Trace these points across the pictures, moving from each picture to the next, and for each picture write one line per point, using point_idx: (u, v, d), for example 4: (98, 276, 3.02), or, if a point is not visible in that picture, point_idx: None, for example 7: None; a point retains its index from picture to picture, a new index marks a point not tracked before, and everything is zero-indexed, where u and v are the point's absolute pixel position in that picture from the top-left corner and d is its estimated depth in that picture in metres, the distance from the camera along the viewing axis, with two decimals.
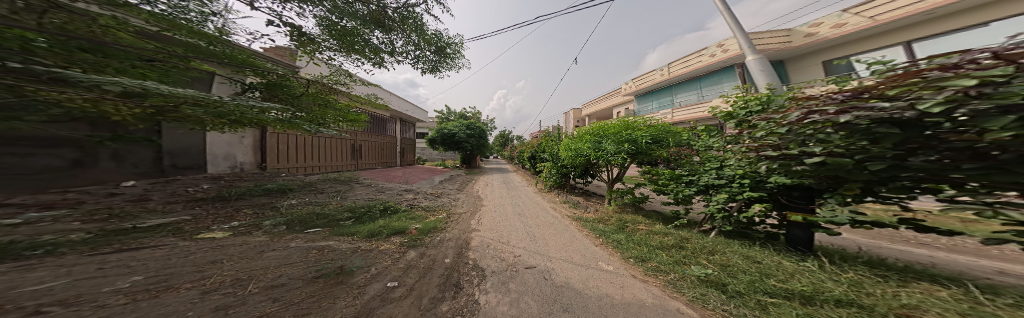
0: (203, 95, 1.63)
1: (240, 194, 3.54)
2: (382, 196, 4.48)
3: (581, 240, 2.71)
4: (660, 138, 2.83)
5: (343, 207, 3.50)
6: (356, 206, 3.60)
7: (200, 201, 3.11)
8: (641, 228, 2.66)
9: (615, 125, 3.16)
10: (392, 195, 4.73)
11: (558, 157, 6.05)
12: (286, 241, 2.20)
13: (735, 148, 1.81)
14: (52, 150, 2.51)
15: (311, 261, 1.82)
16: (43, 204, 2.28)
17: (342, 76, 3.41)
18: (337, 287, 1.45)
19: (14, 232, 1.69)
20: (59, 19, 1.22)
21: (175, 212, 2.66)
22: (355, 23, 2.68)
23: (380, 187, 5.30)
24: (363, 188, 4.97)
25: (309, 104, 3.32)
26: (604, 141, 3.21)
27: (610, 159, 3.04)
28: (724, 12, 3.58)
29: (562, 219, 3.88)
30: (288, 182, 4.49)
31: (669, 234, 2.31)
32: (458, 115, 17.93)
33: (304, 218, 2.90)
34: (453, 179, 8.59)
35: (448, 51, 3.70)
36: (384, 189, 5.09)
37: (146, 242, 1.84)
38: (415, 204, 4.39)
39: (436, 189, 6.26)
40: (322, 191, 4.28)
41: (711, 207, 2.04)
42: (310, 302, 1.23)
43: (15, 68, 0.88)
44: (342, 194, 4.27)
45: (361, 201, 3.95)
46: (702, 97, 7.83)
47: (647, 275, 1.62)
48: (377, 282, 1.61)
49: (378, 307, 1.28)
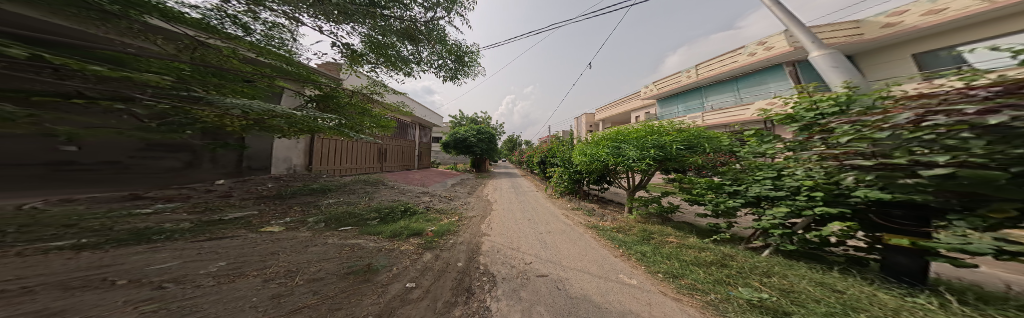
0: (280, 109, 1.88)
1: (292, 192, 3.98)
2: (403, 198, 4.73)
3: (597, 250, 2.56)
4: (692, 143, 2.63)
5: (370, 207, 3.75)
6: (381, 207, 3.83)
7: (266, 198, 3.57)
8: (670, 241, 2.45)
9: (637, 130, 3.01)
10: (412, 197, 4.97)
11: (571, 162, 5.91)
12: (326, 238, 2.40)
13: (805, 155, 1.58)
14: (174, 153, 3.28)
15: (343, 257, 1.95)
16: (165, 197, 2.80)
17: (377, 86, 3.76)
18: (364, 284, 1.53)
19: (145, 221, 2.12)
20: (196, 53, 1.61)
21: (246, 207, 3.07)
22: (389, 38, 2.96)
23: (402, 189, 5.61)
24: (387, 190, 5.29)
25: (352, 113, 3.69)
26: (623, 146, 3.05)
27: (632, 165, 2.87)
28: (775, 5, 3.24)
29: (575, 226, 3.73)
30: (328, 183, 4.95)
31: (707, 249, 2.09)
32: (471, 120, 18.48)
33: (339, 216, 3.15)
34: (465, 183, 8.79)
35: (467, 59, 3.91)
36: (405, 191, 5.37)
37: (214, 232, 2.12)
38: (431, 206, 4.55)
39: (449, 192, 6.45)
40: (354, 192, 4.63)
41: (766, 222, 1.79)
42: (346, 297, 1.32)
43: (183, 95, 1.14)
44: (368, 194, 4.59)
45: (386, 202, 4.21)
46: (739, 100, 7.22)
47: (680, 293, 1.47)
48: (397, 282, 1.67)
49: (397, 308, 1.32)
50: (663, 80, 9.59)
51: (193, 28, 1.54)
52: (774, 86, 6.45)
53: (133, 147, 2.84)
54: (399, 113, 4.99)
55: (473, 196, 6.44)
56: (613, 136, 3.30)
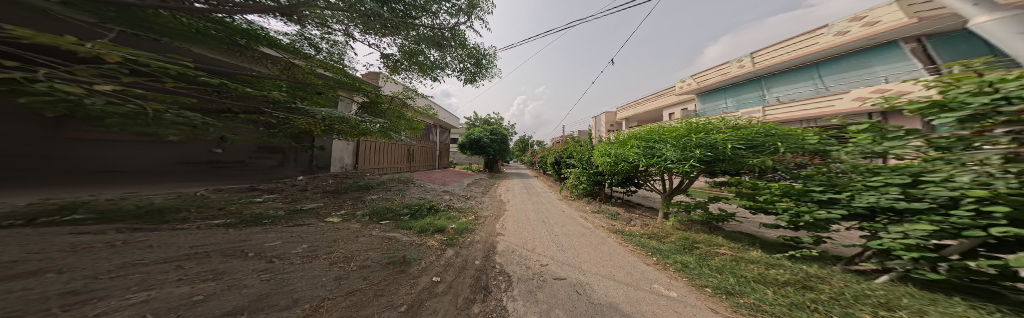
0: (336, 111, 2.59)
1: (346, 188, 4.50)
2: (429, 196, 5.01)
3: (626, 257, 2.38)
4: (755, 143, 2.28)
5: (403, 203, 4.06)
6: (411, 203, 4.12)
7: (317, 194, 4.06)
8: (721, 252, 2.17)
9: (676, 128, 2.72)
10: (436, 195, 5.24)
11: (592, 163, 5.62)
12: (370, 230, 2.66)
13: (983, 153, 1.12)
14: (271, 155, 4.45)
15: (379, 249, 2.12)
16: (270, 189, 3.99)
17: (410, 90, 3.91)
18: (400, 275, 1.64)
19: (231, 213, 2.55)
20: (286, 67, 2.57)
21: (306, 202, 3.53)
22: (417, 46, 3.12)
23: (428, 187, 5.95)
24: (416, 187, 5.66)
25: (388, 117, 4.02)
26: (659, 146, 2.79)
27: (670, 167, 2.61)
28: None
29: (597, 230, 3.54)
30: (369, 180, 5.46)
31: (775, 267, 1.78)
32: (485, 121, 18.80)
33: (379, 210, 3.47)
34: (482, 183, 8.97)
35: (485, 62, 3.96)
36: (430, 189, 5.69)
37: (279, 224, 2.47)
38: (451, 204, 4.74)
39: (466, 191, 6.65)
40: (390, 189, 5.05)
41: (892, 241, 1.39)
42: (382, 287, 1.43)
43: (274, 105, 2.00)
44: (399, 192, 4.94)
45: (414, 199, 4.50)
46: (823, 91, 6.12)
47: (737, 313, 1.28)
48: (425, 275, 1.75)
49: (427, 299, 1.41)
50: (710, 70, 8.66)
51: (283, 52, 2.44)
52: (882, 70, 5.24)
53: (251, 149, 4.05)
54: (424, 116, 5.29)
55: (490, 196, 6.53)
56: (644, 136, 3.05)
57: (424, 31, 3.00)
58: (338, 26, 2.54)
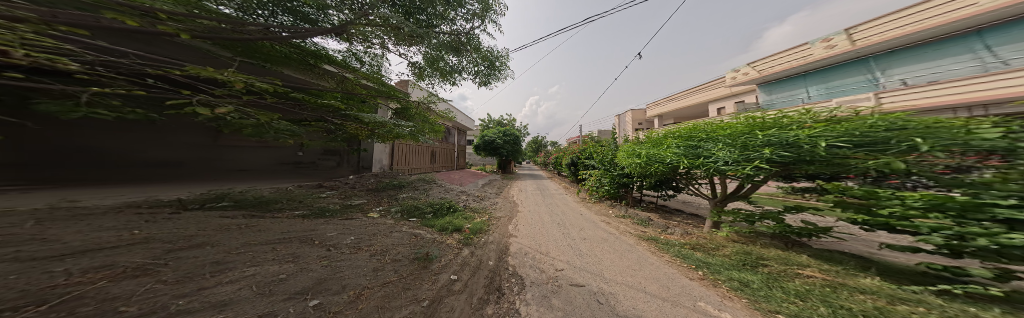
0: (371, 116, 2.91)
1: (381, 188, 4.93)
2: (449, 196, 5.22)
3: (661, 269, 2.12)
4: (868, 141, 1.56)
5: (427, 202, 4.29)
6: (434, 202, 4.33)
7: (358, 192, 4.52)
8: (808, 274, 1.75)
9: (733, 125, 2.29)
10: (454, 195, 5.44)
11: (616, 164, 5.26)
12: (400, 226, 2.85)
13: None
14: (334, 157, 5.48)
15: (404, 245, 2.24)
16: (331, 186, 4.72)
17: (433, 95, 4.16)
18: (422, 271, 1.72)
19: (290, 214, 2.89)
20: (343, 82, 3.35)
21: (352, 201, 3.94)
22: (437, 53, 3.29)
23: (447, 187, 6.20)
24: (438, 187, 5.94)
25: (417, 121, 4.35)
26: (710, 144, 2.41)
27: (726, 169, 2.23)
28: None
29: (623, 236, 3.30)
30: (401, 180, 5.89)
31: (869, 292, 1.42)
32: (498, 123, 18.86)
33: (409, 207, 3.70)
34: (499, 184, 9.05)
35: (499, 64, 4.02)
36: (450, 189, 5.92)
37: (335, 217, 3.00)
38: (467, 205, 4.87)
39: (481, 191, 6.80)
40: (417, 188, 5.37)
41: None
42: (407, 283, 1.53)
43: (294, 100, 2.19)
44: (424, 191, 5.23)
45: (437, 198, 4.73)
46: (993, 66, 4.50)
47: None
48: (444, 272, 1.80)
49: (446, 297, 1.46)
50: (780, 57, 7.36)
51: (341, 68, 3.19)
52: None
53: (320, 152, 5.23)
54: (444, 119, 5.53)
55: (507, 197, 6.52)
56: (687, 134, 2.72)
57: (443, 38, 3.16)
58: (370, 41, 2.79)
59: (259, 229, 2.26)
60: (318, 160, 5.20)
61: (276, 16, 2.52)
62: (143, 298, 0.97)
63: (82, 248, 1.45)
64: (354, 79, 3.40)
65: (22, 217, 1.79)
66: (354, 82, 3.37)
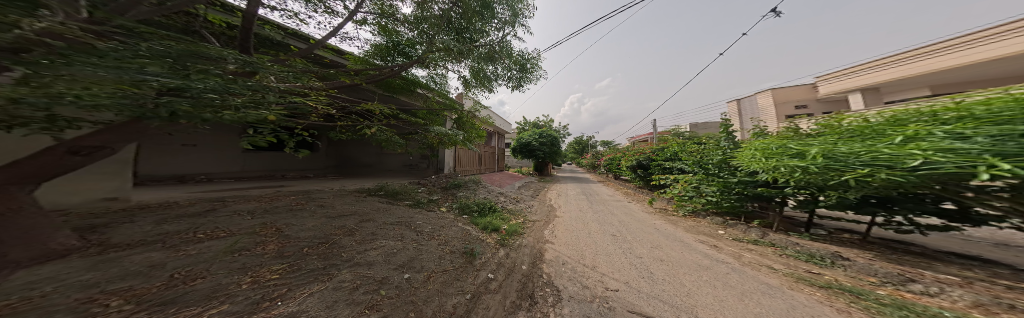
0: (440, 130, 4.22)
1: (451, 185, 6.29)
2: (489, 196, 6.20)
3: (804, 305, 1.52)
4: None
5: (467, 202, 5.40)
6: (470, 203, 5.44)
7: (433, 187, 6.04)
8: None
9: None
10: (491, 195, 6.37)
11: (730, 168, 3.53)
12: (449, 229, 3.84)
13: None
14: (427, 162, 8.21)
15: (457, 240, 3.34)
16: (426, 183, 6.35)
17: (478, 104, 5.08)
18: (466, 272, 2.43)
19: (396, 208, 4.24)
20: (434, 99, 4.94)
21: (435, 198, 5.35)
22: (477, 64, 4.21)
23: (489, 186, 7.19)
24: (483, 186, 6.97)
25: (469, 128, 5.37)
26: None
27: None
28: None
29: (703, 258, 2.52)
30: (462, 179, 7.28)
31: None
32: (533, 125, 18.52)
33: (467, 208, 5.09)
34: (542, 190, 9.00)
35: (528, 65, 4.86)
36: (489, 189, 6.88)
37: (422, 208, 4.61)
38: (504, 206, 6.04)
39: (518, 194, 7.61)
40: (469, 187, 6.56)
41: None
42: (459, 275, 2.30)
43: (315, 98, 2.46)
44: (473, 190, 6.34)
45: (478, 198, 5.87)
46: None
47: None
48: (483, 273, 2.43)
49: (484, 293, 2.00)
50: None
51: (428, 88, 4.86)
52: None
53: (407, 159, 8.52)
54: (486, 126, 6.37)
55: (550, 208, 6.31)
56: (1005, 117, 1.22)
57: (481, 49, 4.12)
58: (439, 63, 4.00)
59: (386, 214, 3.82)
60: (407, 163, 8.54)
61: (392, 58, 4.67)
62: (365, 250, 2.40)
63: (341, 213, 3.43)
64: (436, 102, 5.02)
65: (326, 193, 4.50)
66: (435, 99, 4.91)
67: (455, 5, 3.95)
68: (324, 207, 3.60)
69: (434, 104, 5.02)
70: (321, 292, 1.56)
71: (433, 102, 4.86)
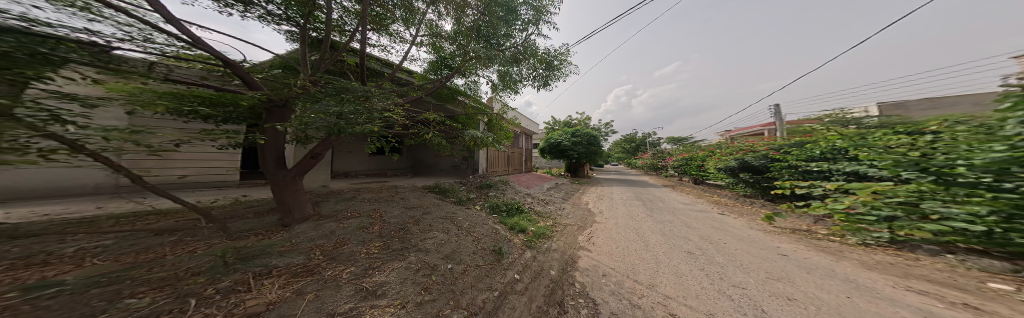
0: (476, 134, 4.43)
1: (484, 184, 6.63)
2: (517, 197, 6.42)
3: None
4: None
5: (498, 203, 5.65)
6: (501, 202, 5.70)
7: (469, 185, 6.54)
8: None
9: None
10: (520, 196, 6.59)
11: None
12: (484, 228, 4.22)
13: None
14: (472, 162, 8.37)
15: (488, 238, 3.79)
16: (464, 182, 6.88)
17: (505, 106, 5.26)
18: (495, 270, 2.74)
19: (445, 205, 4.81)
20: (478, 105, 5.31)
21: (471, 196, 5.81)
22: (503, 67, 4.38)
23: (517, 187, 7.42)
24: (512, 187, 7.21)
25: (498, 130, 5.43)
26: None
27: None
28: None
29: (773, 273, 2.24)
30: (494, 178, 7.68)
31: None
32: (564, 124, 17.88)
33: (497, 209, 5.30)
34: (575, 194, 8.62)
35: (555, 63, 4.74)
36: (517, 189, 7.09)
37: (464, 206, 5.05)
38: (533, 207, 6.18)
39: (546, 195, 7.66)
40: (499, 188, 6.86)
41: None
42: (489, 273, 2.62)
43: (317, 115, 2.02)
44: (502, 190, 6.65)
45: (506, 197, 6.11)
46: None
47: None
48: (511, 274, 2.69)
49: (510, 293, 2.22)
50: None
51: (473, 97, 5.23)
52: None
53: (455, 160, 8.87)
54: (513, 127, 6.51)
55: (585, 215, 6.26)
56: None
57: (507, 53, 4.29)
58: (472, 70, 4.32)
59: (436, 209, 4.43)
60: (454, 164, 8.88)
61: (441, 72, 4.98)
62: (425, 239, 3.05)
63: (412, 206, 4.26)
64: (478, 107, 5.28)
65: (400, 188, 5.36)
66: (477, 106, 5.19)
67: (483, 14, 4.15)
68: (394, 199, 4.43)
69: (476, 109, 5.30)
70: (398, 268, 2.26)
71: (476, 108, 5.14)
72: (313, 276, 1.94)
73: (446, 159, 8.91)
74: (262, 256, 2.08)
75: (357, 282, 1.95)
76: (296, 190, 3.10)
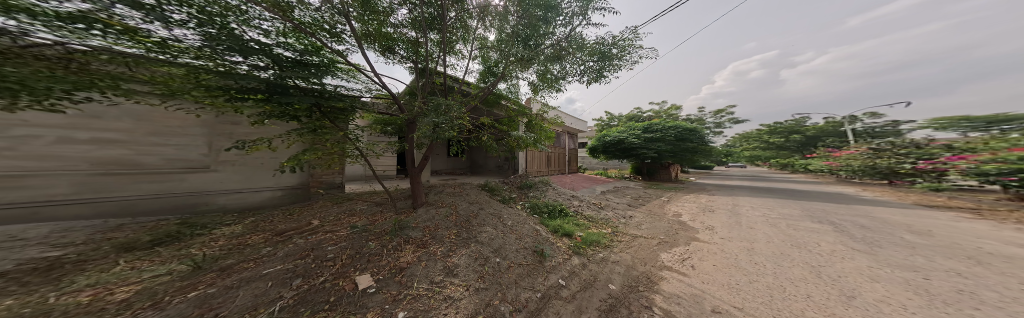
0: (522, 137, 4.87)
1: (528, 184, 7.08)
2: (562, 200, 6.59)
3: None
4: None
5: (540, 203, 6.03)
6: (542, 204, 5.96)
7: (514, 184, 7.19)
8: None
9: None
10: (565, 199, 6.74)
11: None
12: (528, 225, 4.67)
13: None
14: (511, 162, 8.98)
15: (530, 239, 4.12)
16: (510, 181, 7.59)
17: (545, 107, 5.47)
18: (541, 272, 3.09)
19: (493, 201, 5.55)
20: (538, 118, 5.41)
21: (515, 193, 6.52)
22: (543, 66, 4.48)
23: (560, 190, 7.51)
24: (554, 190, 7.33)
25: (538, 131, 5.56)
26: None
27: None
28: None
29: None
30: (537, 178, 8.10)
31: None
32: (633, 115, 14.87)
33: (538, 209, 5.64)
34: (640, 205, 7.28)
35: (610, 51, 4.35)
36: (561, 192, 7.22)
37: (510, 204, 5.63)
38: (581, 211, 6.17)
39: (600, 199, 7.44)
40: (540, 188, 7.16)
41: None
42: (531, 274, 2.98)
43: (433, 128, 3.22)
44: (543, 191, 6.93)
45: (549, 200, 6.35)
46: None
47: None
48: (556, 280, 2.95)
49: (554, 298, 2.46)
50: None
51: (534, 93, 5.43)
52: None
53: (496, 160, 9.81)
54: (556, 126, 6.47)
55: (667, 231, 5.27)
56: None
57: (548, 51, 4.32)
58: (513, 75, 4.61)
59: (491, 205, 5.29)
60: (497, 163, 9.88)
61: (489, 81, 4.80)
62: (492, 237, 3.72)
63: (476, 201, 5.30)
64: (534, 118, 5.38)
65: (468, 185, 6.63)
66: (529, 116, 5.38)
67: (522, 19, 3.95)
68: (462, 194, 5.66)
69: (521, 111, 5.34)
70: (467, 255, 3.05)
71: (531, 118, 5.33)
72: (425, 248, 3.11)
73: (490, 159, 10.04)
74: (406, 229, 3.66)
75: (445, 260, 2.86)
76: (417, 183, 4.63)
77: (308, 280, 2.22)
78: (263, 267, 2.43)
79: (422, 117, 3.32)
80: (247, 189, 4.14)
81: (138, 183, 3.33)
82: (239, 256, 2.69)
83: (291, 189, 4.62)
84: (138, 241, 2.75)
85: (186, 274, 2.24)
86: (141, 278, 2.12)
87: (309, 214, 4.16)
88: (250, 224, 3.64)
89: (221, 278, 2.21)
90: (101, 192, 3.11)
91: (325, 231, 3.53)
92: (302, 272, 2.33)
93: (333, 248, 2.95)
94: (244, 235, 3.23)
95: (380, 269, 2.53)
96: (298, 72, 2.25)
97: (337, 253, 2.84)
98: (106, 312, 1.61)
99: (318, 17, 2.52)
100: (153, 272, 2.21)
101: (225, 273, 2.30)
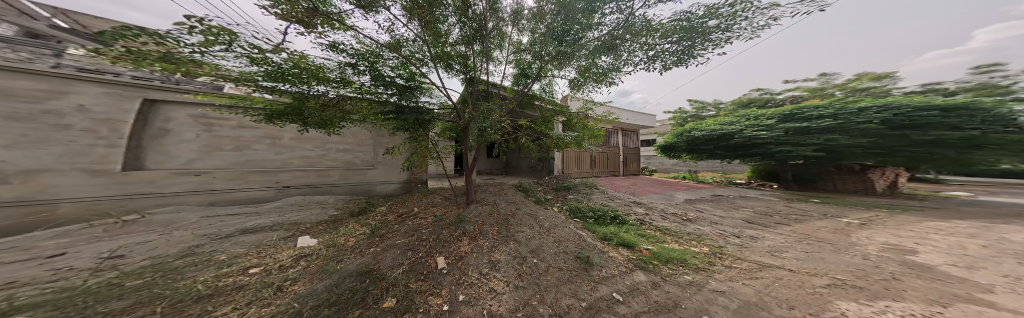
0: (561, 137, 4.94)
1: (567, 186, 6.64)
2: (612, 203, 5.59)
3: None
4: None
5: (586, 207, 5.38)
6: (589, 208, 5.27)
7: (552, 185, 6.97)
8: None
9: None
10: (622, 205, 5.61)
11: None
12: (569, 228, 4.33)
13: None
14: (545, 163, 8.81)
15: (572, 244, 3.72)
16: (545, 182, 7.42)
17: (590, 103, 5.27)
18: (584, 278, 2.74)
19: (529, 202, 5.57)
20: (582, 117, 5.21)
21: (554, 194, 6.32)
22: (587, 60, 4.53)
23: (613, 195, 6.35)
24: (601, 194, 6.39)
25: (580, 129, 5.38)
26: None
27: None
28: None
29: None
30: (581, 182, 7.39)
31: None
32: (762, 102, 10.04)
33: (576, 211, 5.11)
34: (766, 226, 4.55)
35: (691, 26, 3.67)
36: (615, 198, 6.06)
37: (548, 204, 5.50)
38: (647, 221, 4.81)
39: (685, 211, 5.47)
40: (582, 191, 6.50)
41: None
42: (572, 278, 2.72)
43: (484, 126, 3.96)
44: (587, 194, 6.24)
45: (598, 203, 5.52)
46: None
47: None
48: (608, 293, 2.45)
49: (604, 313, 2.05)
50: None
51: (581, 92, 5.41)
52: None
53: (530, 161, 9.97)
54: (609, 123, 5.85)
55: (847, 270, 2.91)
56: None
57: (595, 44, 4.38)
58: (550, 74, 4.94)
59: (530, 206, 5.38)
60: (531, 164, 10.04)
61: (524, 81, 5.42)
62: (536, 239, 3.70)
63: (519, 201, 5.59)
64: (581, 116, 5.21)
65: (508, 185, 7.17)
66: (580, 119, 5.20)
67: (563, 17, 4.23)
68: (502, 193, 6.19)
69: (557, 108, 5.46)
70: (510, 252, 3.24)
71: (581, 120, 5.19)
72: (480, 240, 3.62)
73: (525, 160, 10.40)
74: (463, 222, 4.35)
75: (491, 253, 3.18)
76: (473, 185, 5.61)
77: (415, 253, 3.31)
78: (395, 238, 3.89)
79: (471, 122, 4.16)
80: (387, 181, 6.93)
81: (354, 175, 6.51)
82: (386, 228, 4.47)
83: (404, 183, 7.14)
84: (354, 211, 5.40)
85: (368, 236, 4.08)
86: (356, 234, 4.21)
87: (412, 203, 6.15)
88: (388, 207, 5.91)
89: (379, 242, 3.77)
90: (345, 178, 6.37)
91: (421, 218, 5.04)
92: (412, 246, 3.51)
93: (427, 232, 4.14)
94: (387, 215, 5.31)
95: (450, 254, 3.21)
96: (407, 97, 3.74)
97: (428, 235, 3.95)
98: (347, 251, 3.45)
99: (418, 48, 4.23)
100: (360, 232, 4.30)
101: (380, 239, 3.91)
